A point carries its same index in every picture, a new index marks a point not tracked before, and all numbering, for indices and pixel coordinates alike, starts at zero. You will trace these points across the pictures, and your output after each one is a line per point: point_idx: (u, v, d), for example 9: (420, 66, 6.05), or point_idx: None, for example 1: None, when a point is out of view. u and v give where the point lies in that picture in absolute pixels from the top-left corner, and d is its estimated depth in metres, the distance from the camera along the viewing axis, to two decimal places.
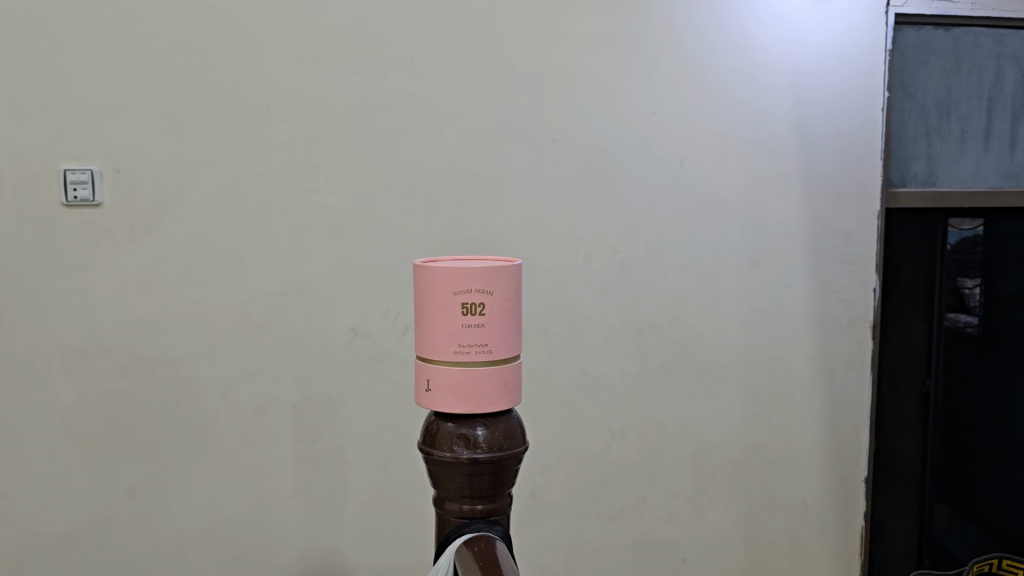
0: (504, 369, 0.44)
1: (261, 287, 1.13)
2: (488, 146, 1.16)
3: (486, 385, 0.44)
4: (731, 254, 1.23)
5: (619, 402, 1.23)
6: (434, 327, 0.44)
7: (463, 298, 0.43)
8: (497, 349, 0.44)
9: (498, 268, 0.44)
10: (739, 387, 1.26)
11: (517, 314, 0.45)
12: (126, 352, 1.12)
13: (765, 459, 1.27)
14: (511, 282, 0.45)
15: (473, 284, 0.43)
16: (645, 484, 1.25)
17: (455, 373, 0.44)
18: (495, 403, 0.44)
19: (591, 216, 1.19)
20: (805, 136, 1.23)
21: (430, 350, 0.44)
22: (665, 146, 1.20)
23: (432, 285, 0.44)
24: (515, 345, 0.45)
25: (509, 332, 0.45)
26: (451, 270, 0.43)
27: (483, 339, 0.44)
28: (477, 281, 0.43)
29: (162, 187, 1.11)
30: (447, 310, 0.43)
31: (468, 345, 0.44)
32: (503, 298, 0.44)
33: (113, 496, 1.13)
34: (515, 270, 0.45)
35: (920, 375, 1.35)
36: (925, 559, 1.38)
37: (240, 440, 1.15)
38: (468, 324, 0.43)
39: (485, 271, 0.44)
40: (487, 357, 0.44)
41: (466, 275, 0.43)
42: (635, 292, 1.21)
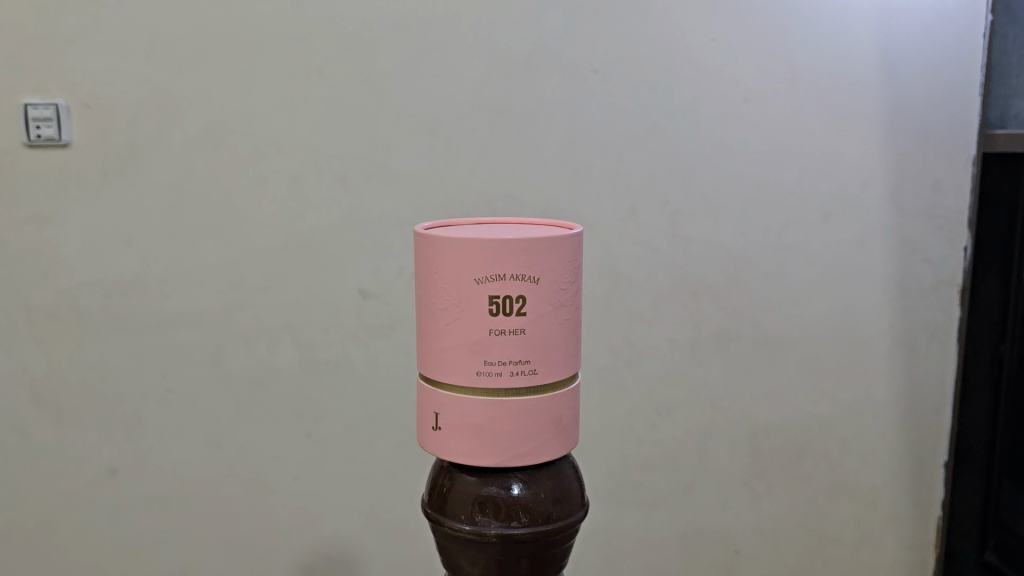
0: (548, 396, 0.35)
1: (256, 242, 0.98)
2: (517, 76, 0.99)
3: (525, 423, 0.35)
4: (801, 206, 1.06)
5: (666, 376, 1.07)
6: (451, 328, 0.34)
7: (494, 289, 0.34)
8: (541, 364, 0.35)
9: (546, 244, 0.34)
10: (804, 359, 1.10)
11: (569, 313, 0.36)
12: (104, 316, 0.98)
13: (831, 441, 1.12)
14: (562, 267, 0.35)
15: (512, 267, 0.34)
16: (694, 469, 1.09)
17: (478, 396, 0.35)
18: (534, 448, 0.35)
19: (636, 161, 1.02)
20: (892, 66, 1.05)
21: (445, 362, 0.35)
22: (726, 78, 1.02)
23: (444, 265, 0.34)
24: (567, 356, 0.36)
25: (557, 339, 0.35)
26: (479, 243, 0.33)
27: (521, 346, 0.34)
28: (516, 264, 0.34)
29: (139, 125, 0.95)
30: (470, 303, 0.34)
31: (501, 357, 0.34)
32: (549, 288, 0.34)
33: (93, 477, 1.00)
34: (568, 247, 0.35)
35: (993, 339, 1.09)
36: (990, 537, 1.11)
37: (234, 415, 1.01)
38: (501, 325, 0.34)
39: (529, 249, 0.34)
40: (525, 374, 0.35)
41: (500, 254, 0.33)
42: (688, 249, 1.05)
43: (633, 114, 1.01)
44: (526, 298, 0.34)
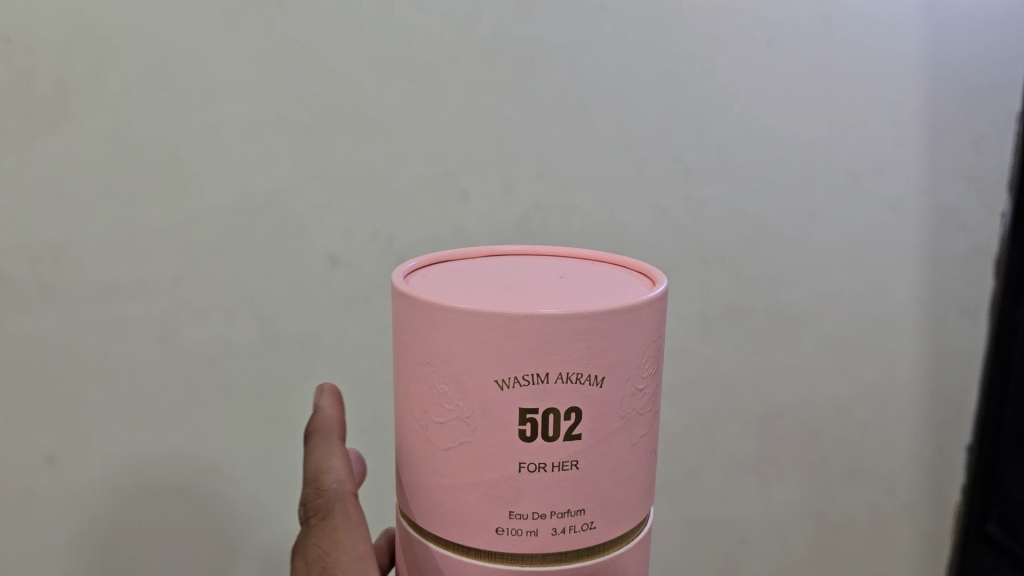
0: (610, 556, 0.46)
1: (210, 201, 0.86)
2: (512, 10, 0.85)
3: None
4: (829, 164, 0.95)
5: (672, 352, 0.96)
6: (490, 453, 0.42)
7: (539, 402, 0.41)
8: (590, 500, 0.44)
9: (607, 332, 0.41)
10: (824, 335, 0.99)
11: (628, 438, 0.44)
12: (35, 286, 0.84)
13: (849, 424, 1.03)
14: (623, 369, 0.42)
15: (563, 372, 0.41)
16: (699, 452, 0.99)
17: (514, 551, 0.43)
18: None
19: (646, 111, 0.90)
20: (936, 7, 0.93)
21: (474, 507, 0.43)
22: (751, 17, 0.89)
23: (484, 369, 0.41)
24: (624, 494, 0.45)
25: (608, 469, 0.44)
26: (536, 328, 0.40)
27: (565, 482, 0.43)
28: (567, 367, 0.41)
29: (66, 63, 0.81)
30: (509, 413, 0.41)
31: (540, 496, 0.43)
32: (606, 397, 0.42)
33: (28, 464, 0.88)
34: (646, 335, 0.44)
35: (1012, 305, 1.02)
36: (992, 509, 1.07)
37: (187, 397, 0.90)
38: (540, 455, 0.42)
39: (586, 348, 0.41)
40: (574, 524, 0.43)
41: (553, 356, 0.41)
42: (701, 213, 0.93)
43: (645, 58, 0.88)
44: (579, 412, 0.42)
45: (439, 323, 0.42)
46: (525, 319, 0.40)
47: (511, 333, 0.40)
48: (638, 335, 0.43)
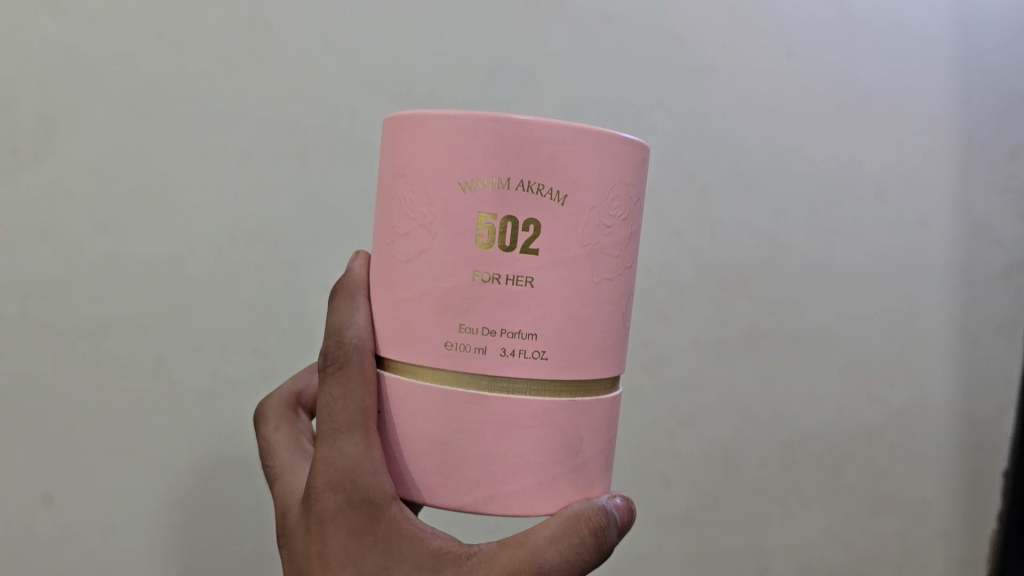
0: (564, 400, 0.47)
1: (202, 234, 0.83)
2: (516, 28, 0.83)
3: (527, 426, 0.46)
4: (860, 179, 0.94)
5: (690, 380, 0.91)
6: (447, 258, 0.46)
7: (498, 210, 0.44)
8: (543, 327, 0.46)
9: (576, 148, 0.45)
10: (847, 359, 0.96)
11: (590, 271, 0.47)
12: (24, 326, 0.79)
13: (875, 448, 0.99)
14: (582, 194, 0.45)
15: (523, 181, 0.44)
16: (719, 482, 0.93)
17: (462, 369, 0.46)
18: (534, 480, 0.46)
19: (659, 129, 0.86)
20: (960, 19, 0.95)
21: (428, 319, 0.46)
22: (767, 32, 0.88)
23: (449, 174, 0.45)
24: (581, 333, 0.47)
25: (565, 297, 0.46)
26: (505, 133, 0.44)
27: (520, 299, 0.45)
28: (528, 175, 0.44)
29: (50, 94, 0.77)
30: (467, 219, 0.45)
31: (491, 309, 0.45)
32: (564, 219, 0.45)
33: (24, 506, 0.82)
34: (612, 170, 0.46)
35: None
36: None
37: (184, 432, 0.86)
38: (494, 263, 0.45)
39: (549, 164, 0.44)
40: (525, 350, 0.45)
41: (515, 164, 0.44)
42: (718, 233, 0.89)
43: (655, 72, 0.86)
44: (538, 224, 0.45)
45: (416, 132, 0.46)
46: (493, 129, 0.44)
47: (474, 139, 0.44)
48: (603, 162, 0.46)
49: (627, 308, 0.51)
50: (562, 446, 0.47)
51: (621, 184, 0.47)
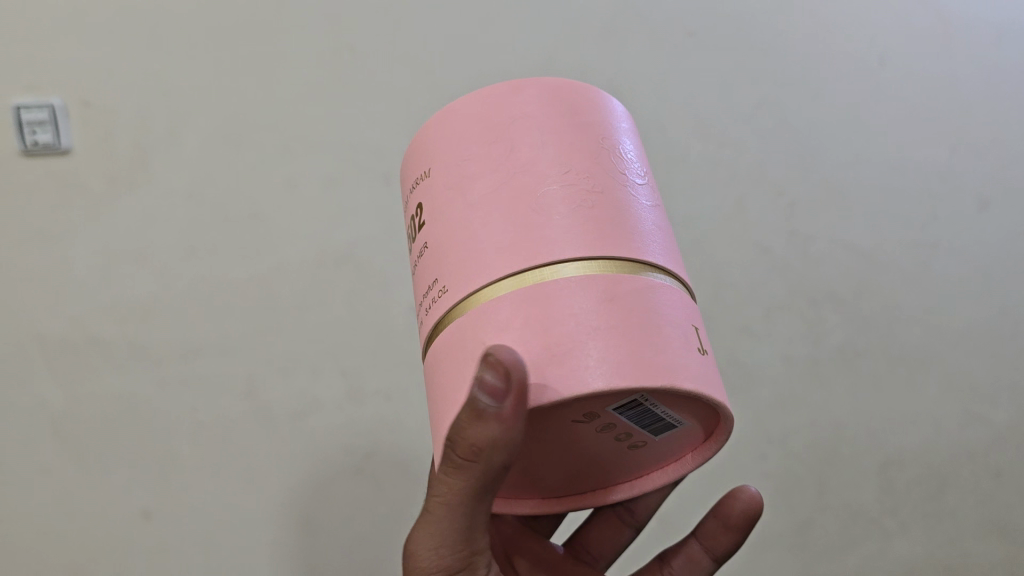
0: (463, 333, 0.39)
1: (289, 254, 0.83)
2: (598, 46, 0.84)
3: (450, 364, 0.40)
4: (962, 187, 0.92)
5: (781, 399, 0.88)
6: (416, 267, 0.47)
7: (410, 201, 0.46)
8: (440, 269, 0.41)
9: (430, 129, 0.46)
10: (950, 377, 0.92)
11: (469, 201, 0.41)
12: (122, 344, 0.82)
13: (983, 471, 0.94)
14: (445, 148, 0.44)
15: (414, 172, 0.46)
16: (812, 503, 0.89)
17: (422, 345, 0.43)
18: (464, 421, 0.39)
19: (743, 144, 0.86)
20: None
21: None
22: (859, 40, 0.90)
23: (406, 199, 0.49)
24: (484, 252, 0.39)
25: (453, 235, 0.41)
26: (406, 147, 0.48)
27: (425, 261, 0.43)
28: (413, 168, 0.46)
29: (148, 125, 0.81)
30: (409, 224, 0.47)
31: (419, 277, 0.44)
32: (434, 178, 0.44)
33: (122, 519, 0.83)
34: (462, 118, 0.44)
35: None
36: None
37: (274, 452, 0.84)
38: (415, 245, 0.45)
39: (424, 146, 0.46)
40: (432, 298, 0.42)
41: (408, 164, 0.47)
42: (807, 249, 0.88)
43: (736, 86, 0.86)
44: (421, 202, 0.45)
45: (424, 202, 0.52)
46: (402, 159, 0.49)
47: (401, 170, 0.49)
48: (460, 114, 0.44)
49: (574, 209, 0.40)
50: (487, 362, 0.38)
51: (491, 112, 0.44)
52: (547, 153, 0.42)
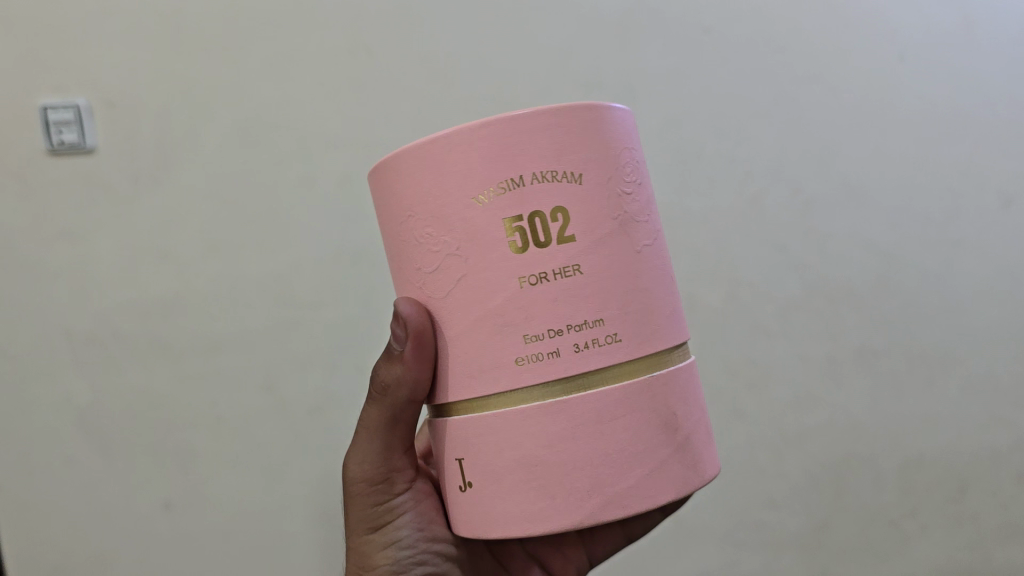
0: (532, 457, 0.38)
1: (306, 252, 0.84)
2: (611, 42, 0.84)
3: (554, 431, 0.38)
4: (984, 184, 0.92)
5: (799, 399, 0.87)
6: (486, 276, 0.39)
7: (520, 208, 0.38)
8: (598, 301, 0.38)
9: (451, 163, 0.39)
10: (969, 378, 0.92)
11: (518, 307, 0.38)
12: (145, 339, 0.84)
13: (1002, 473, 0.94)
14: (599, 165, 0.40)
15: (536, 173, 0.38)
16: (831, 505, 0.89)
17: (534, 384, 0.38)
18: (605, 496, 0.38)
19: (761, 140, 0.86)
20: None
21: (483, 341, 0.39)
22: (881, 35, 0.88)
23: (458, 198, 0.39)
24: (542, 374, 0.38)
25: (504, 334, 0.38)
26: (495, 135, 0.38)
27: (576, 291, 0.38)
28: (539, 165, 0.38)
29: (168, 124, 0.82)
30: (492, 231, 0.38)
31: (547, 310, 0.38)
32: (591, 196, 0.39)
33: (143, 511, 0.85)
34: (496, 167, 0.38)
35: None
36: None
37: (291, 444, 0.87)
38: (536, 268, 0.38)
39: (449, 188, 0.39)
40: (599, 340, 0.38)
41: (517, 160, 0.38)
42: (825, 246, 0.87)
43: (754, 82, 0.85)
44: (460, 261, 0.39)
45: (409, 185, 0.40)
46: (464, 147, 0.39)
47: (453, 159, 0.39)
48: (493, 161, 0.38)
49: (637, 310, 0.40)
50: (647, 437, 0.38)
51: (619, 148, 0.41)
52: (594, 240, 0.39)
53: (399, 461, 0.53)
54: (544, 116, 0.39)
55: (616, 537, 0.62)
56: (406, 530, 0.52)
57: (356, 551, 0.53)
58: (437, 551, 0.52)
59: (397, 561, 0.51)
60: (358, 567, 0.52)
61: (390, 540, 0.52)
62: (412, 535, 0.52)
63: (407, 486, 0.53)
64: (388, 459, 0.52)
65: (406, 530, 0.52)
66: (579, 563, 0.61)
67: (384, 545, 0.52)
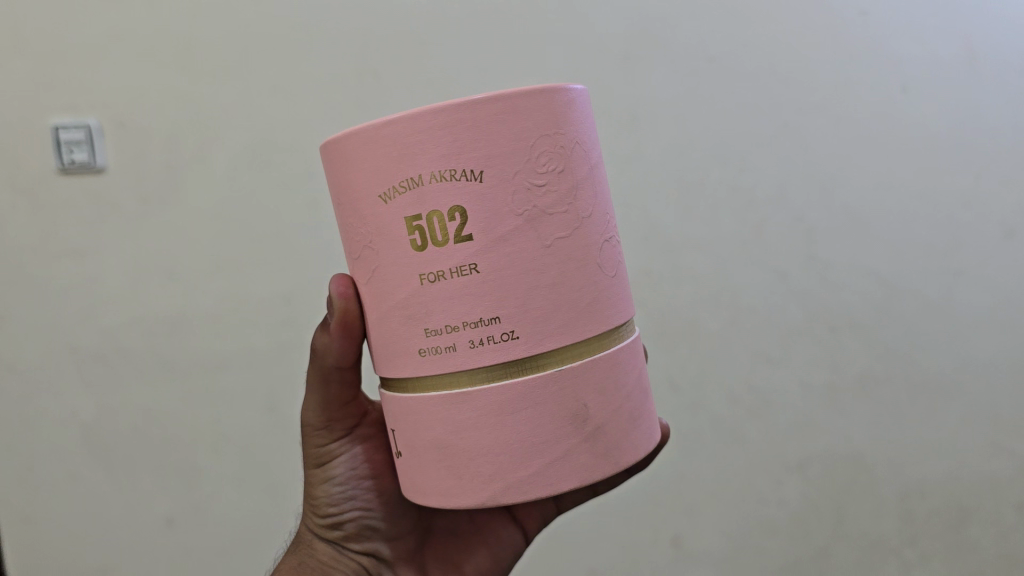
0: (439, 438, 0.41)
1: (311, 274, 0.85)
2: (614, 69, 0.84)
3: (454, 416, 0.40)
4: (987, 213, 0.92)
5: (798, 426, 0.89)
6: (394, 269, 0.41)
7: (418, 208, 0.39)
8: (496, 299, 0.39)
9: (361, 160, 0.40)
10: (970, 407, 0.93)
11: (420, 301, 0.40)
12: (152, 358, 0.85)
13: (1004, 503, 0.94)
14: (504, 159, 0.39)
15: (433, 172, 0.39)
16: (830, 532, 0.91)
17: (438, 373, 0.40)
18: (501, 480, 0.40)
19: (764, 169, 0.86)
20: None
21: (398, 329, 0.42)
22: (886, 65, 0.88)
23: (370, 194, 0.40)
24: (442, 365, 0.40)
25: (410, 325, 0.41)
26: (398, 135, 0.39)
27: (472, 289, 0.39)
28: (435, 166, 0.38)
29: (175, 144, 0.82)
30: (396, 229, 0.40)
31: (446, 307, 0.39)
32: (491, 193, 0.39)
33: (147, 527, 0.87)
34: (396, 167, 0.39)
35: None
36: None
37: (294, 464, 0.87)
38: (433, 265, 0.39)
39: (361, 184, 0.41)
40: (493, 336, 0.39)
41: (416, 160, 0.39)
42: (826, 275, 0.88)
43: (759, 112, 0.86)
44: (375, 253, 0.41)
45: (338, 174, 0.42)
46: (369, 146, 0.40)
47: (363, 157, 0.40)
48: (393, 163, 0.39)
49: (544, 308, 0.39)
50: (546, 427, 0.40)
51: (536, 137, 0.39)
52: (497, 239, 0.39)
53: (340, 411, 0.56)
54: (443, 116, 0.38)
55: (582, 495, 0.60)
56: (340, 469, 0.56)
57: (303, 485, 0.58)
58: (369, 487, 0.56)
59: (331, 494, 0.55)
60: (304, 497, 0.57)
61: (326, 476, 0.56)
62: (346, 472, 0.56)
63: (346, 432, 0.57)
64: (327, 409, 0.55)
65: (339, 469, 0.56)
66: (539, 507, 0.62)
67: (322, 480, 0.56)
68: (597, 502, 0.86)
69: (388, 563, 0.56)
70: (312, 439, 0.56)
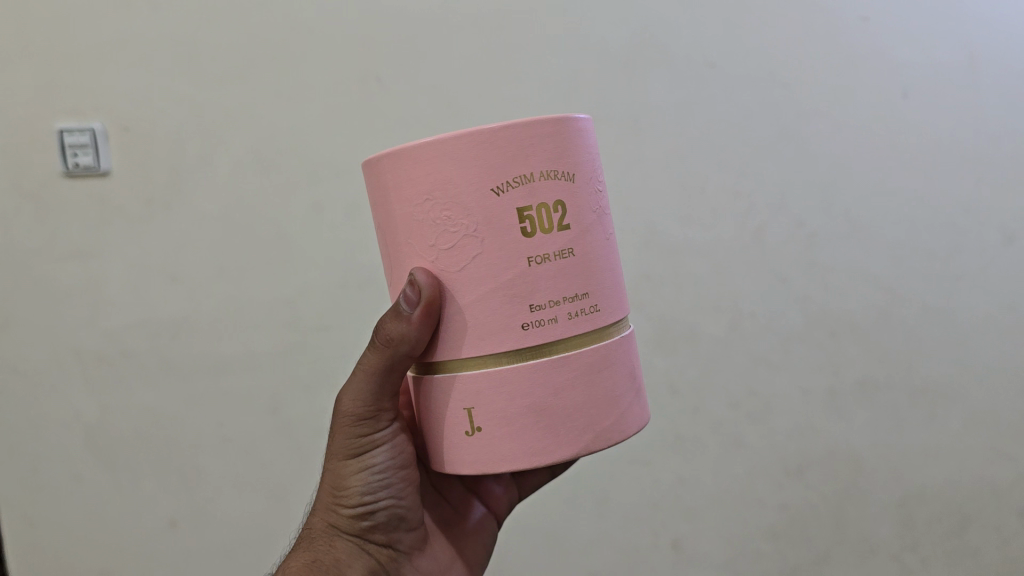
0: (537, 406, 0.42)
1: (314, 278, 0.86)
2: (615, 75, 0.84)
3: (552, 383, 0.42)
4: (986, 218, 0.92)
5: (799, 431, 0.89)
6: (499, 255, 0.41)
7: (530, 199, 0.41)
8: (586, 278, 0.43)
9: (472, 156, 0.40)
10: (972, 412, 0.93)
11: (524, 283, 0.41)
12: (155, 360, 0.85)
13: (1004, 508, 0.94)
14: (584, 164, 0.44)
15: (542, 170, 0.41)
16: (830, 536, 0.91)
17: (539, 347, 0.42)
18: (592, 433, 0.43)
19: (763, 174, 0.86)
20: None
21: (493, 312, 0.41)
22: (886, 72, 0.89)
23: (476, 185, 0.41)
24: (542, 341, 0.42)
25: (512, 308, 0.41)
26: (514, 136, 0.41)
27: (570, 270, 0.42)
28: (546, 164, 0.42)
29: (180, 148, 0.83)
30: (507, 218, 0.41)
31: (551, 284, 0.42)
32: (580, 190, 0.43)
33: (150, 527, 0.87)
34: (511, 163, 0.41)
35: None
36: None
37: (296, 466, 0.88)
38: (540, 248, 0.41)
39: (468, 178, 0.41)
40: (586, 309, 0.43)
41: (531, 158, 0.41)
42: (827, 281, 0.88)
43: (759, 117, 0.86)
44: (473, 242, 0.41)
45: (426, 169, 0.41)
46: (484, 143, 0.40)
47: (473, 153, 0.40)
48: (509, 160, 0.41)
49: (611, 289, 0.44)
50: (622, 384, 0.44)
51: (596, 152, 0.46)
52: (584, 229, 0.43)
53: (388, 401, 0.52)
54: (550, 122, 0.42)
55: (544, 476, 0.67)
56: (380, 459, 0.53)
57: (329, 470, 0.54)
58: (404, 478, 0.54)
59: (368, 484, 0.53)
60: (330, 481, 0.54)
61: (364, 465, 0.53)
62: (386, 461, 0.53)
63: (391, 421, 0.54)
64: (378, 400, 0.52)
65: (380, 459, 0.53)
66: (507, 495, 0.66)
67: (358, 469, 0.53)
68: (598, 505, 0.86)
69: (405, 551, 0.55)
70: (354, 424, 0.52)
